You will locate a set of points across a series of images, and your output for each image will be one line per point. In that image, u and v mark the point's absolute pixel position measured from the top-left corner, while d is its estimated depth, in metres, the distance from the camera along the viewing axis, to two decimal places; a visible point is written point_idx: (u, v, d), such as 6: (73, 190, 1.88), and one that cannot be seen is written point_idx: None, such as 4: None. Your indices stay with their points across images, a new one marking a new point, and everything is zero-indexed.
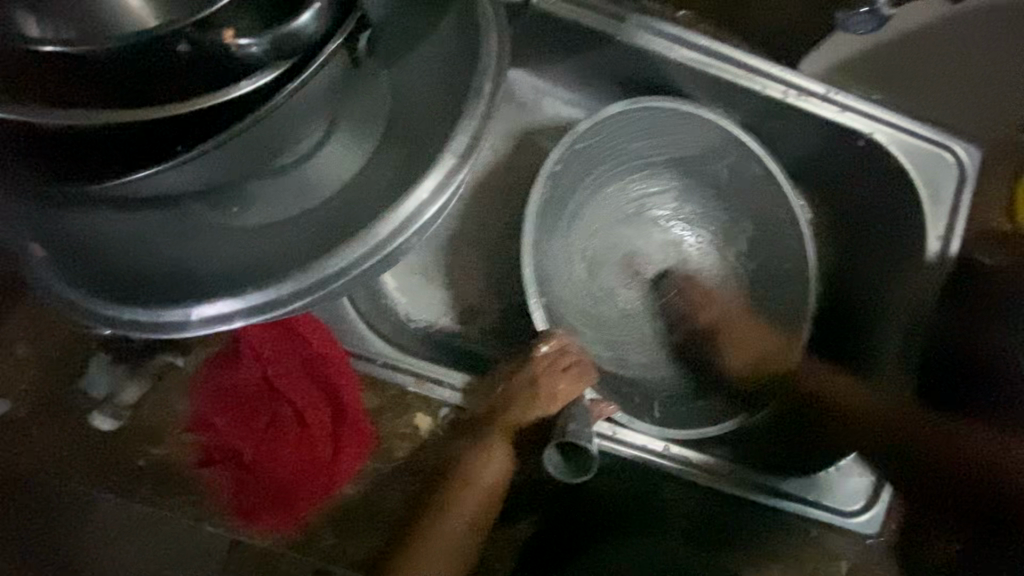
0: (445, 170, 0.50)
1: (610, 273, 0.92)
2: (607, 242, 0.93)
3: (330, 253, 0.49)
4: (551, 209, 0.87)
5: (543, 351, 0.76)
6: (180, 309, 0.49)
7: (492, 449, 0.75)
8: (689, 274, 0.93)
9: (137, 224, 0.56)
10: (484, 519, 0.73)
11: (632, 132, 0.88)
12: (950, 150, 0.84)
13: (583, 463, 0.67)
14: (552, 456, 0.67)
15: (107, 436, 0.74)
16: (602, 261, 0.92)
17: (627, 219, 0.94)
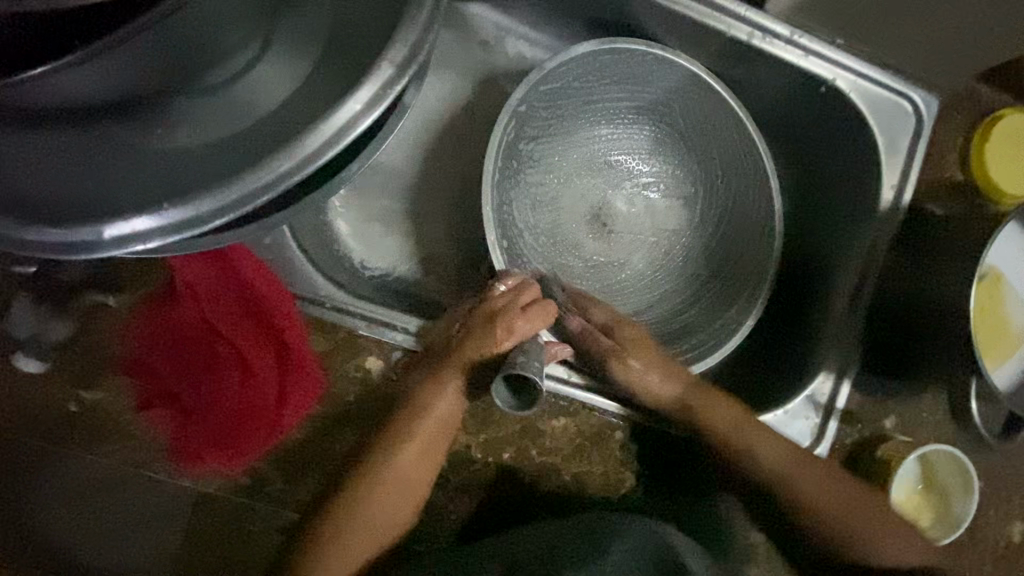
0: (383, 78, 0.46)
1: (575, 222, 0.90)
2: (573, 191, 0.91)
3: (256, 165, 0.44)
4: (516, 148, 0.86)
5: (499, 289, 0.75)
6: (90, 227, 0.45)
7: (443, 386, 0.71)
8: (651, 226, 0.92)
9: (44, 141, 0.51)
10: (437, 456, 0.71)
11: (604, 74, 0.86)
12: (909, 99, 0.85)
13: (529, 395, 0.67)
14: (500, 389, 0.65)
15: (35, 379, 0.69)
16: (566, 209, 0.91)
17: (595, 168, 0.92)
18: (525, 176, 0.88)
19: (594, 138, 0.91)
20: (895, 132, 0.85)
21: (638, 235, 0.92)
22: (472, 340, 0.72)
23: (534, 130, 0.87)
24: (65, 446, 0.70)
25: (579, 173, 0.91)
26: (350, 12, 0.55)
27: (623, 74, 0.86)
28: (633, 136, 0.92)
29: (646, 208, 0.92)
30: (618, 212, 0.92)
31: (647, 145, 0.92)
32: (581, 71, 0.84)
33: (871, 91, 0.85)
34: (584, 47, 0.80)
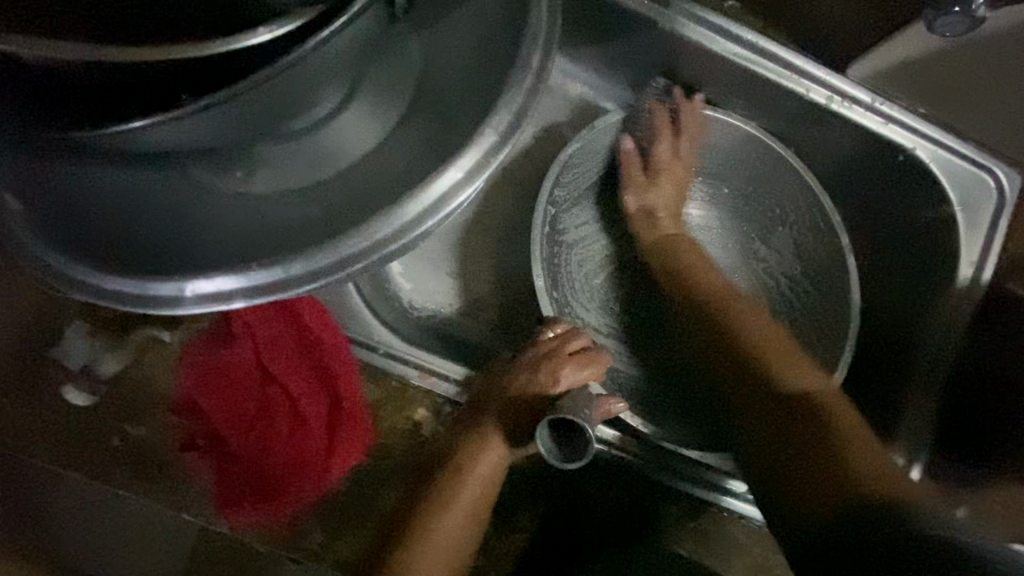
0: (487, 146, 0.44)
1: (627, 284, 0.86)
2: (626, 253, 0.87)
3: (354, 230, 0.42)
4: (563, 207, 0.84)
5: (549, 335, 0.70)
6: (175, 282, 0.43)
7: (486, 444, 0.66)
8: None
9: (127, 181, 0.50)
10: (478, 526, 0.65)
11: (651, 137, 0.86)
12: (992, 174, 0.82)
13: (576, 451, 0.60)
14: (546, 435, 0.60)
15: (81, 412, 0.67)
16: (619, 271, 0.87)
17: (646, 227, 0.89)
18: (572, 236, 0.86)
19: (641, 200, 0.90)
20: (975, 206, 0.82)
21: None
22: (517, 384, 0.67)
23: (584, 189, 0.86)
24: (101, 484, 0.67)
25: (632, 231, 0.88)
26: (442, 71, 0.55)
27: (671, 135, 0.86)
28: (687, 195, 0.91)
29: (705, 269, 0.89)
30: None
31: (702, 206, 0.90)
32: (631, 131, 0.84)
33: (951, 163, 0.82)
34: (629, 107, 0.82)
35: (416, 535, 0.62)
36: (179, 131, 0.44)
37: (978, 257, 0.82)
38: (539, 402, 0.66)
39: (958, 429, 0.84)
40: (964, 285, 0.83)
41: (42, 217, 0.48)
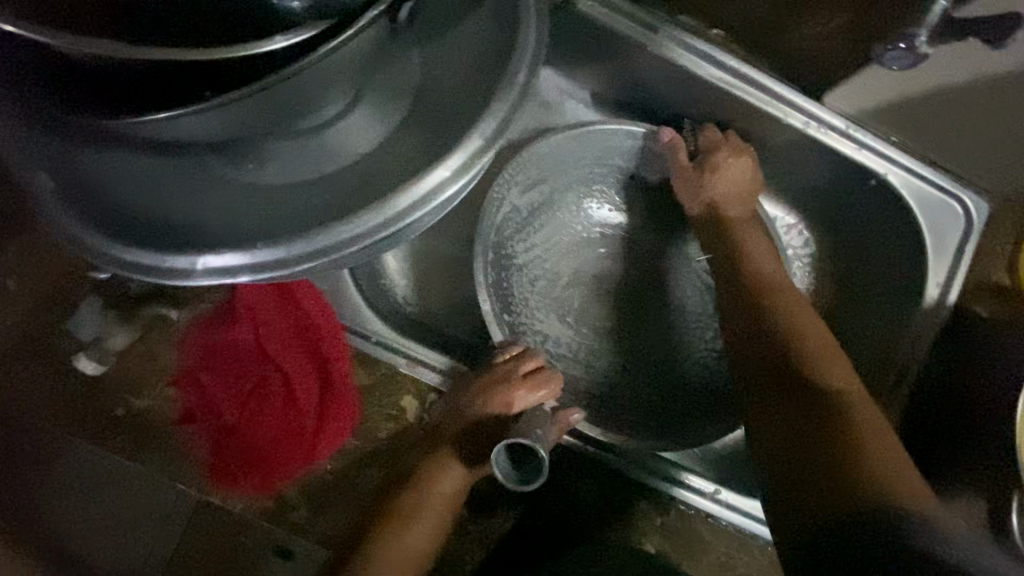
0: (473, 149, 0.49)
1: (580, 297, 0.89)
2: (577, 269, 0.90)
3: (349, 217, 0.47)
4: (509, 229, 0.87)
5: (500, 358, 0.75)
6: (187, 256, 0.47)
7: (446, 462, 0.71)
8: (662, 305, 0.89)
9: (149, 167, 0.55)
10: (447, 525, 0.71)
11: (592, 156, 0.87)
12: (959, 201, 0.87)
13: (530, 472, 0.65)
14: (501, 461, 0.65)
15: (89, 380, 0.72)
16: (569, 286, 0.89)
17: (595, 245, 0.90)
18: (522, 257, 0.88)
19: (588, 217, 0.91)
20: (942, 231, 0.87)
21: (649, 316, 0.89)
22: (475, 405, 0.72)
23: (529, 209, 0.88)
24: (103, 449, 0.72)
25: (578, 247, 0.90)
26: (439, 82, 0.60)
27: (611, 154, 0.87)
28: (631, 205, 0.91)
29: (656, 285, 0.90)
30: (618, 282, 0.90)
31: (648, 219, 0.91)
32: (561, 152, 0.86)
33: (920, 189, 0.87)
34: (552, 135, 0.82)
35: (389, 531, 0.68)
36: (200, 125, 0.49)
37: (944, 279, 0.87)
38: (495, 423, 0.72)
39: (923, 444, 0.87)
40: (931, 305, 0.87)
41: (71, 194, 0.53)
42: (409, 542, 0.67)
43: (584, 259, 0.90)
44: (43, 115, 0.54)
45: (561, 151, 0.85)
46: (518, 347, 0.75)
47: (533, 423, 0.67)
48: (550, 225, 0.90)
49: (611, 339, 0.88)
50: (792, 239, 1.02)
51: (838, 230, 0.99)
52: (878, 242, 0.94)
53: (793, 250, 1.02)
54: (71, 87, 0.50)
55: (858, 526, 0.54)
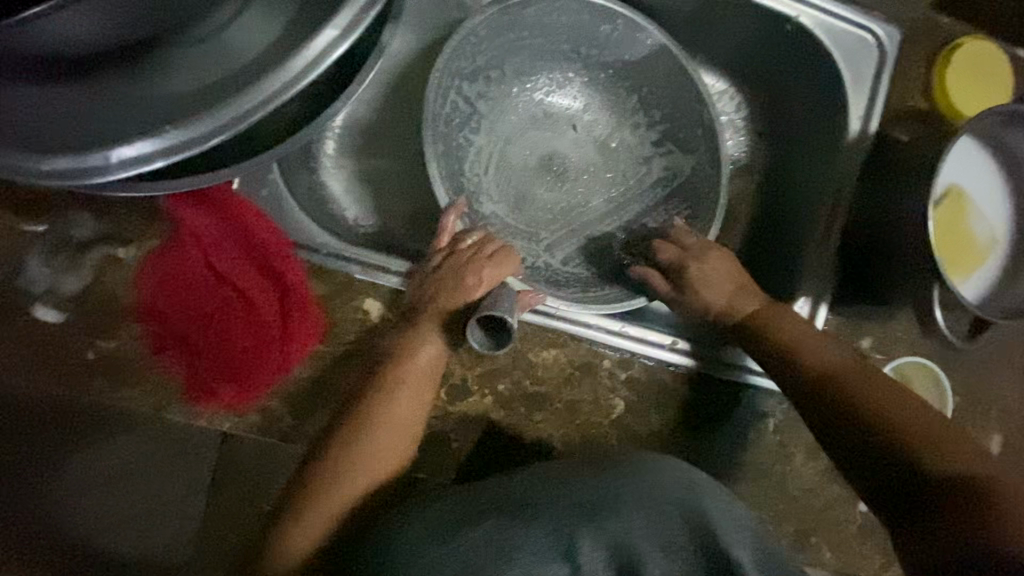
0: (357, 6, 0.49)
1: (532, 177, 0.99)
2: (525, 145, 0.99)
3: (248, 88, 0.48)
4: (457, 120, 0.94)
5: (467, 243, 0.80)
6: (100, 152, 0.49)
7: (420, 335, 0.76)
8: (604, 167, 1.00)
9: (46, 98, 0.51)
10: (427, 398, 0.76)
11: (521, 34, 0.94)
12: (871, 32, 0.90)
13: (501, 339, 0.73)
14: (476, 331, 0.73)
15: (53, 330, 0.74)
16: (520, 163, 0.99)
17: (536, 121, 0.99)
18: (474, 144, 0.97)
19: (531, 99, 0.99)
20: (859, 62, 0.90)
21: (595, 177, 1.00)
22: (443, 292, 0.77)
23: (474, 97, 0.96)
24: (85, 393, 0.75)
25: (526, 127, 0.99)
26: None
27: (545, 30, 0.94)
28: (568, 86, 1.00)
29: (596, 150, 1.01)
30: (565, 158, 1.00)
31: (578, 91, 1.00)
32: (491, 36, 0.92)
33: (833, 27, 0.90)
34: (484, 14, 0.89)
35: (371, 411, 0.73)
36: (85, 16, 0.48)
37: (864, 110, 0.90)
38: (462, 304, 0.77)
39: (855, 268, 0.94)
40: (854, 137, 0.90)
41: None
42: (394, 414, 0.73)
43: (531, 139, 0.99)
44: None
45: (495, 35, 0.92)
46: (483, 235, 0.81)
47: (498, 299, 0.73)
48: (496, 113, 0.98)
49: (562, 213, 0.99)
50: (725, 107, 1.04)
51: (765, 84, 1.01)
52: (799, 89, 0.97)
53: (728, 117, 1.05)
54: None
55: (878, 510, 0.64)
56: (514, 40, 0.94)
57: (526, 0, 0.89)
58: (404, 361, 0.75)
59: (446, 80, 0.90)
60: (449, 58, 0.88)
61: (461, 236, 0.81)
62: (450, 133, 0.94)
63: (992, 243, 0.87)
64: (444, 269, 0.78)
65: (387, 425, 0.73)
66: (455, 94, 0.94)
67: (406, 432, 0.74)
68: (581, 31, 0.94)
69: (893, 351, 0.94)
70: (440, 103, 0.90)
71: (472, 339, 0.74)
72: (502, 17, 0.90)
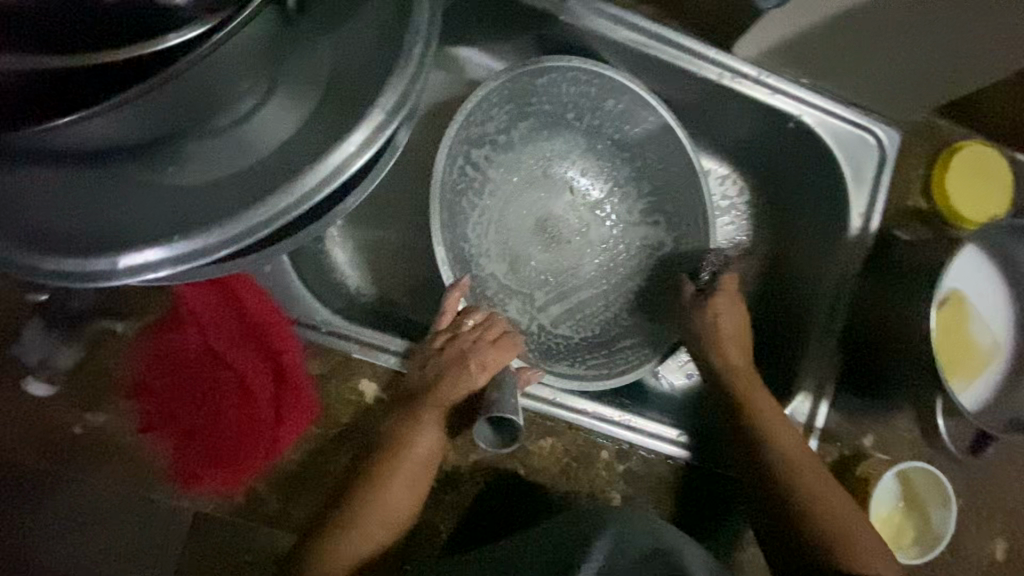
0: (376, 123, 0.51)
1: (529, 239, 0.99)
2: (524, 206, 0.99)
3: (261, 201, 0.49)
4: (461, 182, 0.95)
5: (468, 325, 0.80)
6: (107, 257, 0.49)
7: (421, 424, 0.74)
8: (597, 230, 1.02)
9: (60, 180, 0.56)
10: (423, 491, 0.74)
11: (529, 101, 0.95)
12: (871, 132, 0.93)
13: (507, 432, 0.75)
14: (483, 429, 0.74)
15: (42, 402, 0.73)
16: (519, 223, 1.00)
17: (535, 182, 1.00)
18: (475, 203, 0.97)
19: (532, 158, 1.00)
20: (859, 162, 0.92)
21: (588, 241, 1.01)
22: (444, 376, 0.76)
23: (480, 159, 0.96)
24: (66, 468, 0.72)
25: (525, 187, 1.00)
26: (347, 59, 0.62)
27: (551, 93, 0.94)
28: (568, 148, 1.01)
29: (592, 212, 1.02)
30: (562, 221, 1.01)
31: (577, 156, 1.02)
32: (501, 102, 0.93)
33: (834, 127, 0.92)
34: (497, 78, 0.88)
35: (362, 506, 0.70)
36: (102, 125, 0.50)
37: (865, 208, 0.92)
38: (464, 390, 0.77)
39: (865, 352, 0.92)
40: (855, 234, 0.91)
41: None
42: (385, 508, 0.71)
43: (530, 200, 1.00)
44: None
45: (503, 98, 0.92)
46: (486, 315, 0.81)
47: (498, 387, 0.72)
48: (496, 171, 0.99)
49: (553, 276, 1.00)
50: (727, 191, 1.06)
51: (770, 173, 1.02)
52: (800, 180, 0.99)
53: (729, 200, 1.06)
54: None
55: (789, 562, 0.75)
56: (521, 102, 0.95)
57: (537, 71, 0.89)
58: (398, 454, 0.72)
59: (456, 144, 0.90)
60: (460, 125, 0.88)
61: (462, 317, 0.81)
62: (451, 196, 0.94)
63: (993, 349, 0.88)
64: (446, 353, 0.77)
65: (377, 519, 0.71)
66: (462, 159, 0.94)
67: (397, 526, 0.72)
68: (585, 101, 0.96)
69: (894, 450, 0.92)
70: (447, 168, 0.91)
71: (477, 438, 0.74)
72: (512, 82, 0.90)
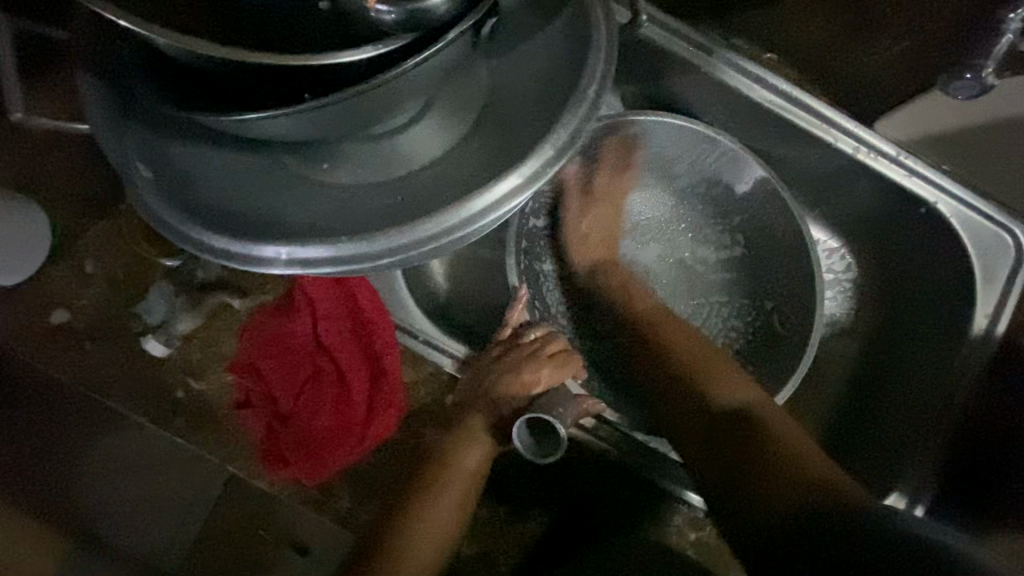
0: (544, 160, 0.55)
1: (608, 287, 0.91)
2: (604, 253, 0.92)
3: (429, 218, 0.54)
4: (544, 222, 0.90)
5: (527, 338, 0.77)
6: (272, 247, 0.54)
7: (475, 434, 0.73)
8: (685, 284, 0.92)
9: (231, 163, 0.60)
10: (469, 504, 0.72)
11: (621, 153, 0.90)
12: (1010, 232, 0.83)
13: (549, 448, 0.70)
14: (523, 432, 0.70)
15: (153, 362, 0.76)
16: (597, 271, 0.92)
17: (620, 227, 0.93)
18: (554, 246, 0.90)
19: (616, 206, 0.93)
20: (991, 262, 0.84)
21: (674, 294, 0.92)
22: (497, 384, 0.74)
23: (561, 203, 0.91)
24: (161, 428, 0.75)
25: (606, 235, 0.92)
26: (507, 87, 0.63)
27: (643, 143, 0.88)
28: (657, 198, 0.94)
29: (678, 269, 0.93)
30: (645, 271, 0.92)
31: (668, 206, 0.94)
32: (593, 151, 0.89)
33: (973, 221, 0.84)
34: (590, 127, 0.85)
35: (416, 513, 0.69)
36: (288, 126, 0.53)
37: (992, 310, 0.84)
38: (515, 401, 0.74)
39: (990, 457, 0.83)
40: (977, 336, 0.84)
41: (164, 185, 0.58)
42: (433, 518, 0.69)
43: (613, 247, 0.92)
44: (150, 118, 0.59)
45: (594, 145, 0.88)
46: (546, 331, 0.78)
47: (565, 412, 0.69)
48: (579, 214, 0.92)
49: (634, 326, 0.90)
50: (832, 264, 1.01)
51: (886, 255, 0.96)
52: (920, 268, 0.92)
53: (833, 275, 1.01)
54: (180, 94, 0.55)
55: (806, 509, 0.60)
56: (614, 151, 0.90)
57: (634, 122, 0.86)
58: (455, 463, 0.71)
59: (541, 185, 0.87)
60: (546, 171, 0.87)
61: (523, 330, 0.78)
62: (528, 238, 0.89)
63: None
64: (502, 360, 0.75)
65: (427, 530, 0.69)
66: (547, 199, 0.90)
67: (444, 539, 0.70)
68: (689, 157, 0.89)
69: None
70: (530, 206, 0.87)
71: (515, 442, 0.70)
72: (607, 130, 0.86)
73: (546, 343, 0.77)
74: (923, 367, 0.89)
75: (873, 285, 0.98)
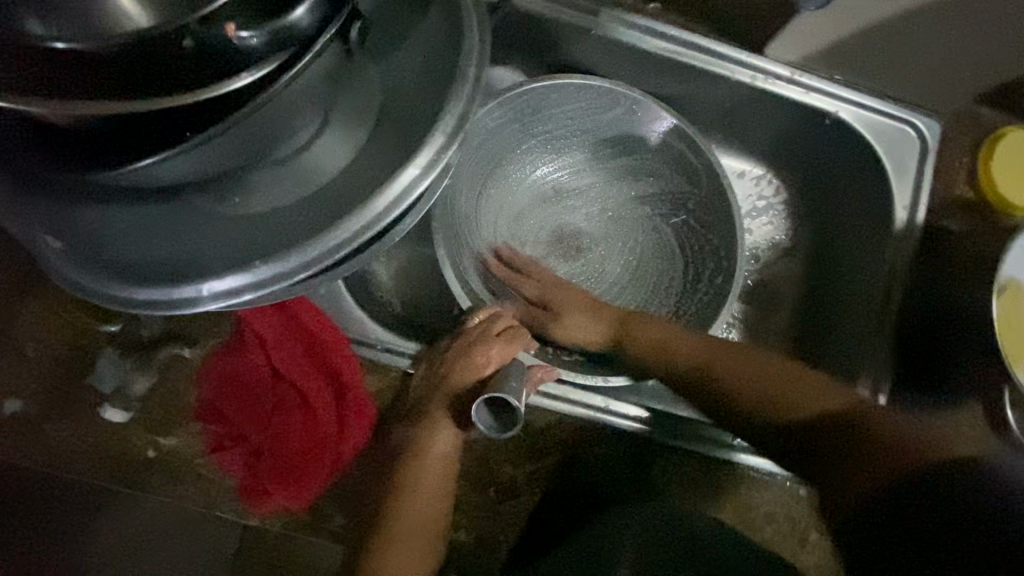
0: (436, 147, 0.57)
1: (547, 252, 0.93)
2: (539, 220, 0.93)
3: (335, 226, 0.55)
4: (472, 204, 0.90)
5: (473, 323, 0.80)
6: (193, 285, 0.55)
7: (439, 423, 0.74)
8: (624, 237, 0.95)
9: (141, 217, 0.60)
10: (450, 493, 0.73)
11: (533, 121, 0.90)
12: (910, 124, 0.88)
13: (509, 421, 0.70)
14: (484, 414, 0.70)
15: (117, 428, 0.76)
16: (536, 239, 0.93)
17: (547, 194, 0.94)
18: (487, 225, 0.91)
19: (540, 174, 0.94)
20: (901, 156, 0.88)
21: (614, 248, 0.94)
22: (453, 371, 0.76)
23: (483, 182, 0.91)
24: (139, 490, 0.75)
25: (535, 204, 0.94)
26: (396, 84, 0.64)
27: (549, 107, 0.89)
28: (580, 161, 0.95)
29: (611, 221, 0.95)
30: (583, 231, 0.94)
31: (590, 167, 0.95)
32: (502, 124, 0.89)
33: (872, 121, 0.88)
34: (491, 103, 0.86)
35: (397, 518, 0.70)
36: (182, 166, 0.53)
37: (910, 200, 0.88)
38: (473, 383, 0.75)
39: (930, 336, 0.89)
40: (900, 227, 0.88)
41: (78, 252, 0.58)
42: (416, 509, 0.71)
43: (546, 212, 0.94)
44: (48, 187, 0.59)
45: (501, 118, 0.88)
46: (489, 312, 0.81)
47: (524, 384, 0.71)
48: (502, 187, 0.93)
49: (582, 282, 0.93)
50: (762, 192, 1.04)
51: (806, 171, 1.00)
52: (841, 173, 0.95)
53: (764, 201, 1.04)
54: (70, 159, 0.55)
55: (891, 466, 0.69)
56: (523, 122, 0.90)
57: (536, 89, 0.86)
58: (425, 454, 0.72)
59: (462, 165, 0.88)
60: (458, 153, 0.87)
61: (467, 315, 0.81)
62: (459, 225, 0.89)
63: None
64: (454, 350, 0.77)
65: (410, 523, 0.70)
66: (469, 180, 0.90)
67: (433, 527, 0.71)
68: (599, 115, 0.90)
69: None
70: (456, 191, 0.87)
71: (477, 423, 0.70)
72: (510, 104, 0.87)
73: (494, 323, 0.79)
74: (860, 268, 0.94)
75: (801, 201, 1.03)
